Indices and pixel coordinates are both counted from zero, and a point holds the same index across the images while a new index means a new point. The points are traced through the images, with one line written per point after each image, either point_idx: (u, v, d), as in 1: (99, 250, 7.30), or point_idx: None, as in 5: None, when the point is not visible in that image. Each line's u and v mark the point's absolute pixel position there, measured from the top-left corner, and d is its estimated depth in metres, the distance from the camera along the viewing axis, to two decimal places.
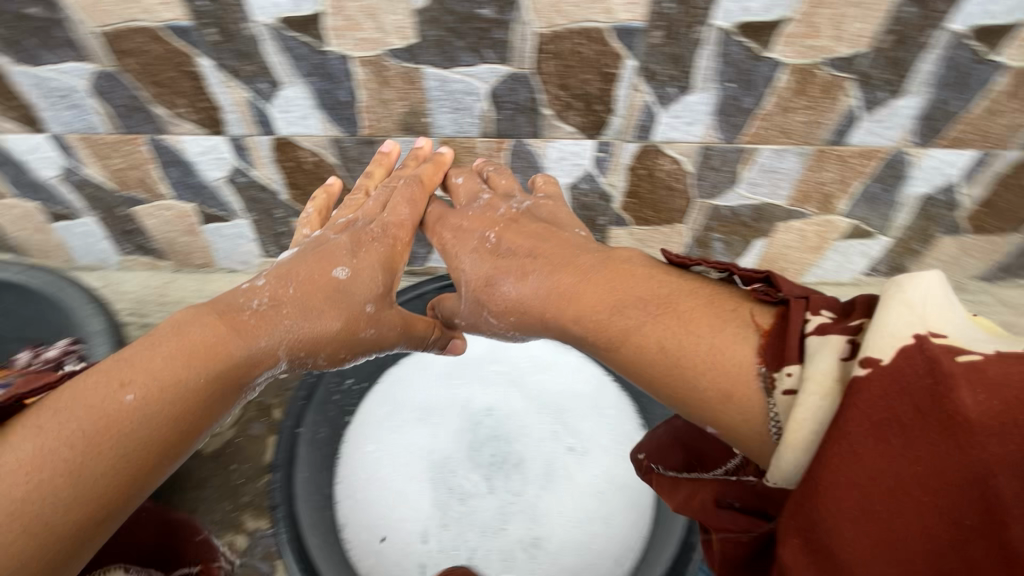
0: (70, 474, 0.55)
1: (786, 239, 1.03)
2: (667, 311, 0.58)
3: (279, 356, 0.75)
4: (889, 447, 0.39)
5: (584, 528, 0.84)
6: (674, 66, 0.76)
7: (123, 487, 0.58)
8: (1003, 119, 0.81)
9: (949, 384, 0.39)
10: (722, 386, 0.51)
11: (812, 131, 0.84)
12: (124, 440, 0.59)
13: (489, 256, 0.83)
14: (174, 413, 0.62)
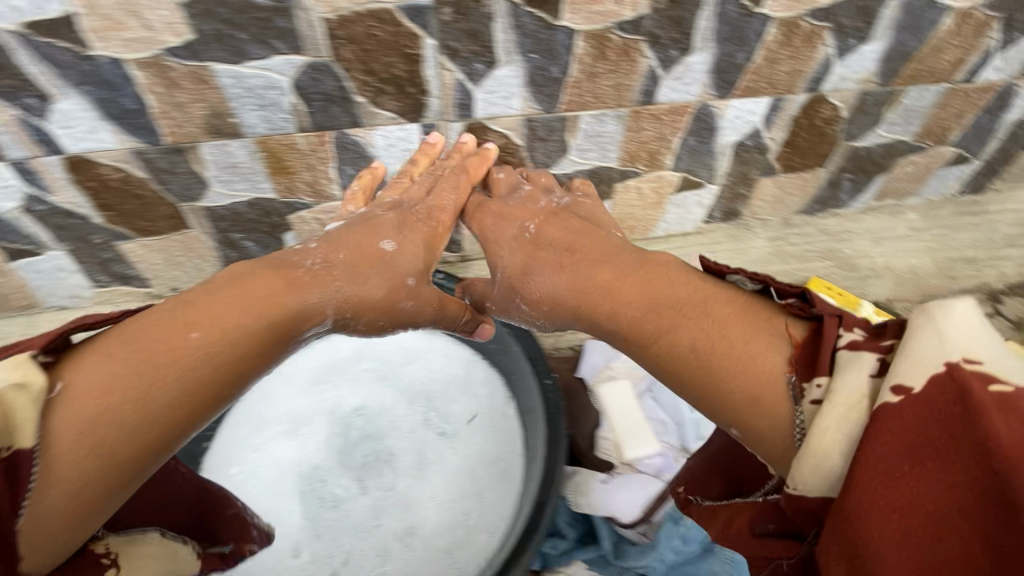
0: (140, 407, 0.51)
1: (628, 199, 1.08)
2: (706, 316, 0.59)
3: (326, 316, 0.70)
4: (925, 470, 0.41)
5: (457, 508, 0.86)
6: (473, 42, 0.77)
7: (173, 428, 0.52)
8: (783, 66, 0.88)
9: (979, 412, 0.41)
10: (744, 389, 0.53)
11: (622, 94, 0.88)
12: (177, 382, 0.53)
13: (526, 246, 0.84)
14: (218, 360, 0.56)
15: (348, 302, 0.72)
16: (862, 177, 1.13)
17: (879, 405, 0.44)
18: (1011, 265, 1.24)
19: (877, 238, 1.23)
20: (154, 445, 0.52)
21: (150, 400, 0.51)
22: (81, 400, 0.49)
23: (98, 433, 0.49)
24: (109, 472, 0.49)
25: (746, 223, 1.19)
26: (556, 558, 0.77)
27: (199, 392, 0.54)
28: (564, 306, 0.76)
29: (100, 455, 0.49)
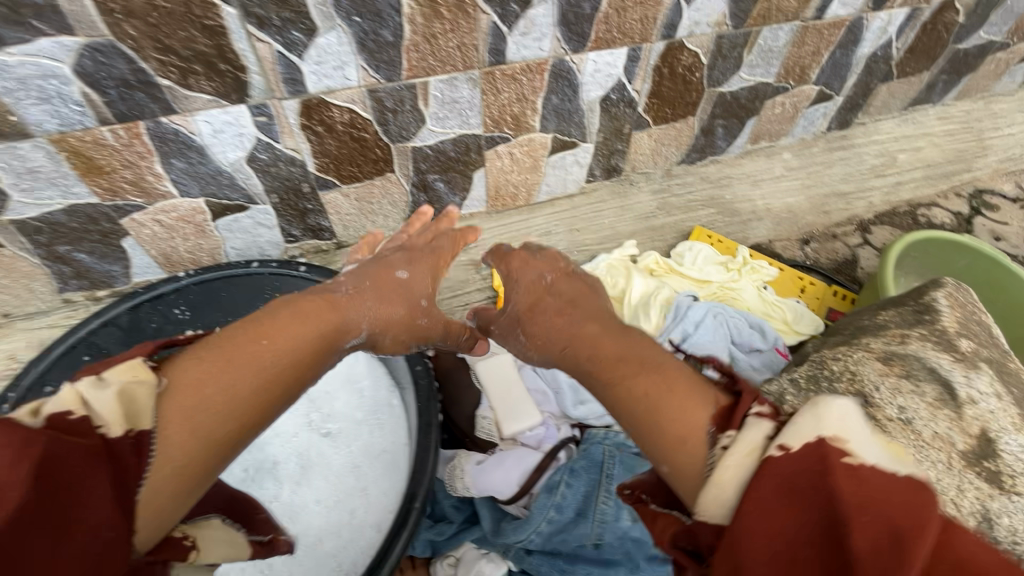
0: (226, 392, 0.48)
1: (502, 166, 1.04)
2: (659, 371, 0.54)
3: (363, 332, 0.66)
4: (789, 512, 0.40)
5: (343, 508, 0.81)
6: (283, 8, 0.69)
7: (250, 412, 0.50)
8: (631, 15, 0.85)
9: (832, 472, 0.39)
10: (670, 433, 0.48)
11: (468, 55, 0.82)
12: (263, 375, 0.51)
13: (538, 291, 0.74)
14: (293, 357, 0.55)
15: (384, 317, 0.69)
16: (733, 122, 1.14)
17: (762, 460, 0.42)
18: (877, 195, 1.31)
19: (755, 181, 1.25)
20: (238, 440, 0.50)
21: (239, 389, 0.49)
22: (187, 386, 0.47)
23: (198, 421, 0.46)
24: (199, 467, 0.47)
25: (630, 177, 1.19)
26: (445, 543, 0.76)
27: (283, 385, 0.53)
28: (551, 340, 0.66)
29: (198, 445, 0.46)
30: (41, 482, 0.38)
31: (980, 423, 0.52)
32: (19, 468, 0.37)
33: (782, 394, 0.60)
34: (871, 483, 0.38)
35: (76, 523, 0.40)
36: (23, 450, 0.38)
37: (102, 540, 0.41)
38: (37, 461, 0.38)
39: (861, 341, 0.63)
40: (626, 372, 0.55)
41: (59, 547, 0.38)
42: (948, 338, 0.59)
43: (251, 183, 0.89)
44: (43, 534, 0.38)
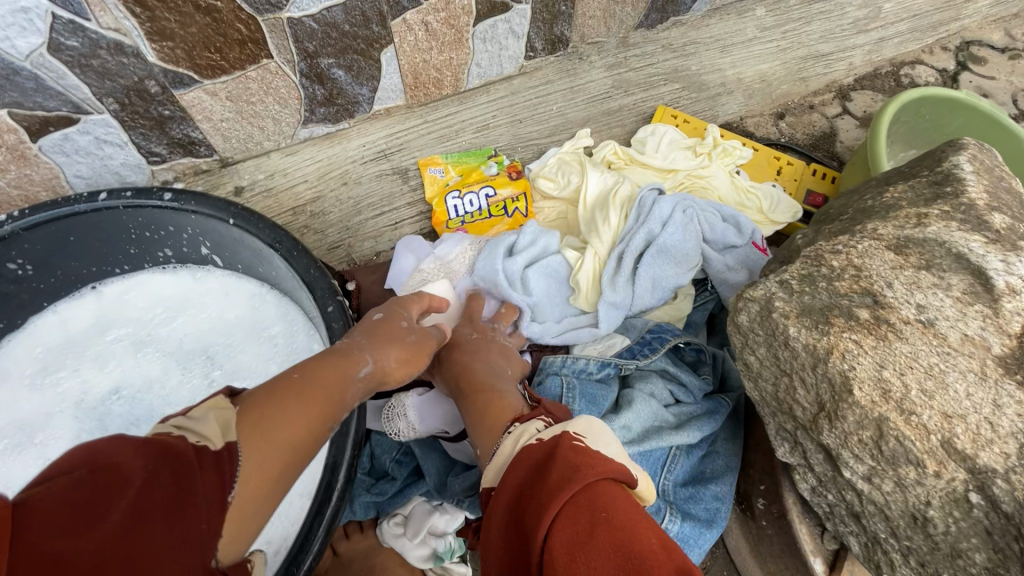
0: (275, 413, 0.46)
1: (415, 43, 0.82)
2: (498, 394, 0.57)
3: (365, 370, 0.54)
4: (521, 474, 0.43)
5: None
6: None
7: (305, 432, 0.47)
8: None
9: (559, 446, 0.43)
10: (486, 424, 0.54)
11: None
12: (318, 405, 0.49)
13: (470, 328, 0.69)
14: (338, 393, 0.51)
15: (389, 372, 0.57)
16: None
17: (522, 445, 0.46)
18: (859, 54, 1.15)
19: (725, 47, 1.06)
20: (302, 464, 0.47)
21: (293, 410, 0.47)
22: (257, 410, 0.45)
23: (271, 436, 0.45)
24: (276, 484, 0.44)
25: (578, 50, 0.97)
26: (389, 502, 0.70)
27: (339, 413, 0.50)
28: (458, 374, 0.63)
29: (273, 462, 0.44)
30: (152, 478, 0.35)
31: (1022, 318, 0.40)
32: (134, 459, 0.35)
33: (771, 300, 0.50)
34: (588, 455, 0.41)
35: (186, 525, 0.36)
36: (138, 446, 0.36)
37: (200, 542, 0.37)
38: (153, 454, 0.36)
39: (865, 226, 0.50)
40: (480, 393, 0.58)
41: (171, 542, 0.35)
42: (977, 214, 0.45)
43: (70, 85, 0.66)
44: (162, 528, 0.35)
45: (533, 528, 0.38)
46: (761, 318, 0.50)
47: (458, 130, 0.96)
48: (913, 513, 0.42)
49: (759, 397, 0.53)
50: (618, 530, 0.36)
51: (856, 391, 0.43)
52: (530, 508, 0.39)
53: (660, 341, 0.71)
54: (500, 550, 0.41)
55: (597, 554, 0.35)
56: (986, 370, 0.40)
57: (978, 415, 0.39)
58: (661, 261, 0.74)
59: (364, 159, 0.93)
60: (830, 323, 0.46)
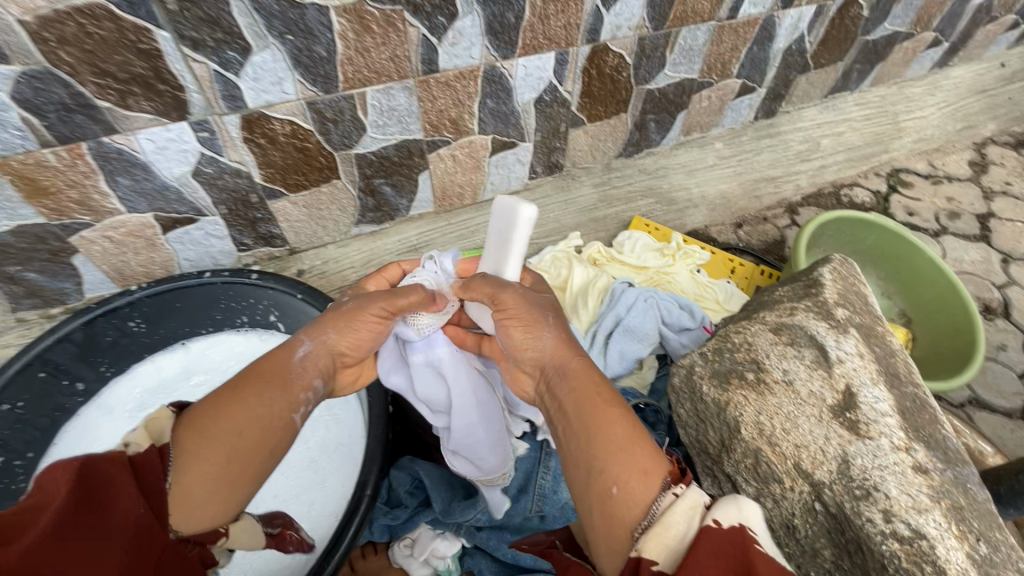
0: (219, 415, 0.57)
1: (445, 168, 1.09)
2: (623, 426, 0.57)
3: (302, 358, 0.65)
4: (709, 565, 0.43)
5: (302, 500, 0.86)
6: (214, 30, 0.72)
7: (247, 423, 0.58)
8: (553, 23, 0.91)
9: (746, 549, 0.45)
10: (634, 467, 0.53)
11: (402, 66, 0.87)
12: (255, 397, 0.59)
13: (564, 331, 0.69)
14: (282, 375, 0.62)
15: (329, 345, 0.67)
16: (664, 117, 1.20)
17: (698, 525, 0.48)
18: (804, 178, 1.44)
19: (691, 170, 1.33)
20: (256, 447, 0.58)
21: (236, 410, 0.57)
22: (194, 419, 0.56)
23: (209, 431, 0.55)
24: (229, 465, 0.55)
25: (570, 173, 1.23)
26: (401, 526, 0.85)
27: (276, 398, 0.60)
28: (579, 391, 0.61)
29: (218, 452, 0.55)
30: (79, 488, 0.44)
31: (846, 379, 0.59)
32: (59, 482, 0.44)
33: (692, 368, 0.69)
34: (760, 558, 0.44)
35: (120, 513, 0.46)
36: (64, 468, 0.44)
37: (135, 522, 0.47)
38: (77, 468, 0.45)
39: (758, 315, 0.70)
40: (607, 422, 0.57)
41: (106, 533, 0.45)
42: (827, 308, 0.66)
43: (198, 196, 0.92)
44: (91, 523, 0.44)
45: None
46: (687, 379, 0.69)
47: (474, 230, 1.25)
48: (786, 524, 0.57)
49: (688, 441, 0.70)
50: None
51: (743, 430, 0.60)
52: None
53: (623, 401, 0.90)
54: None
55: None
56: (823, 415, 0.57)
57: (816, 444, 0.56)
58: (627, 339, 0.94)
59: (400, 252, 1.19)
60: (729, 382, 0.64)
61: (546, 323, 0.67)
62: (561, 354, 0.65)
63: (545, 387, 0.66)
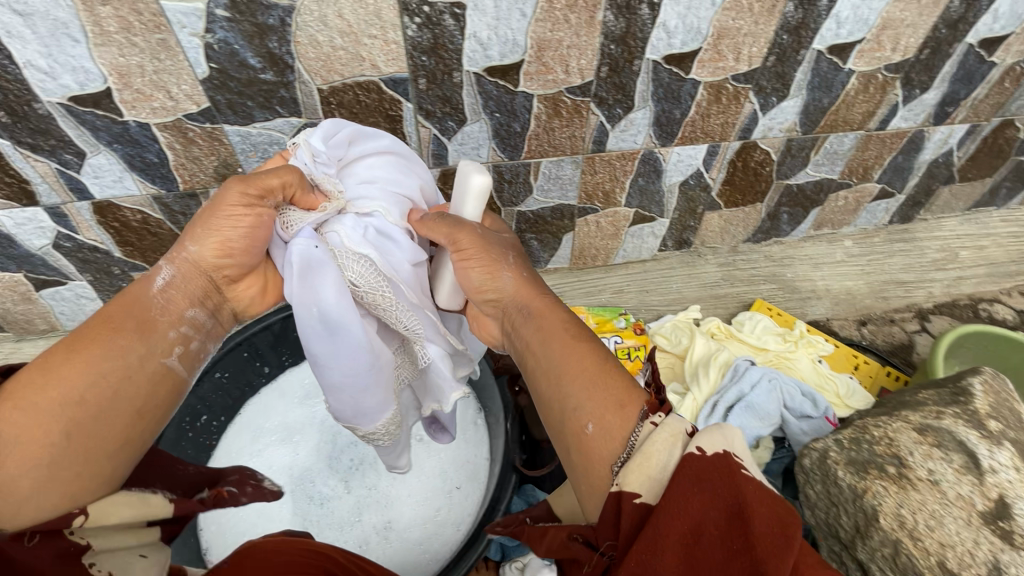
0: (48, 387, 0.52)
1: (588, 231, 1.22)
2: (598, 369, 0.62)
3: (161, 305, 0.61)
4: (693, 504, 0.47)
5: (430, 504, 0.96)
6: (445, 105, 0.91)
7: (91, 382, 0.53)
8: (713, 120, 1.03)
9: (736, 481, 0.47)
10: (606, 404, 0.59)
11: (576, 143, 1.02)
12: (100, 358, 0.55)
13: (521, 273, 0.73)
14: (141, 316, 0.59)
15: (194, 279, 0.63)
16: (798, 210, 1.28)
17: (681, 454, 0.52)
18: (938, 286, 1.36)
19: (817, 263, 1.36)
20: (104, 406, 0.54)
21: (75, 375, 0.53)
22: (12, 391, 0.51)
23: (40, 407, 0.51)
24: (69, 435, 0.51)
25: (697, 250, 1.33)
26: (513, 548, 0.94)
27: (127, 355, 0.56)
28: (543, 333, 0.67)
29: (54, 426, 0.51)
30: None
31: (998, 488, 0.63)
32: None
33: (826, 451, 0.73)
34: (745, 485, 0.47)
35: None
36: None
37: None
38: None
39: (901, 413, 0.74)
40: (574, 366, 0.62)
41: None
42: (978, 418, 0.70)
43: None
44: None
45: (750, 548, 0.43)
46: (819, 462, 0.73)
47: (601, 289, 1.31)
48: None
49: (814, 522, 0.73)
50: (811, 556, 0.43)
51: (881, 519, 0.63)
52: (734, 538, 0.45)
53: None
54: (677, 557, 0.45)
55: None
56: (972, 519, 0.60)
57: (964, 547, 0.58)
58: (746, 415, 0.97)
59: None
60: (867, 471, 0.68)
61: (505, 263, 0.72)
62: (522, 291, 0.71)
63: (509, 325, 0.71)
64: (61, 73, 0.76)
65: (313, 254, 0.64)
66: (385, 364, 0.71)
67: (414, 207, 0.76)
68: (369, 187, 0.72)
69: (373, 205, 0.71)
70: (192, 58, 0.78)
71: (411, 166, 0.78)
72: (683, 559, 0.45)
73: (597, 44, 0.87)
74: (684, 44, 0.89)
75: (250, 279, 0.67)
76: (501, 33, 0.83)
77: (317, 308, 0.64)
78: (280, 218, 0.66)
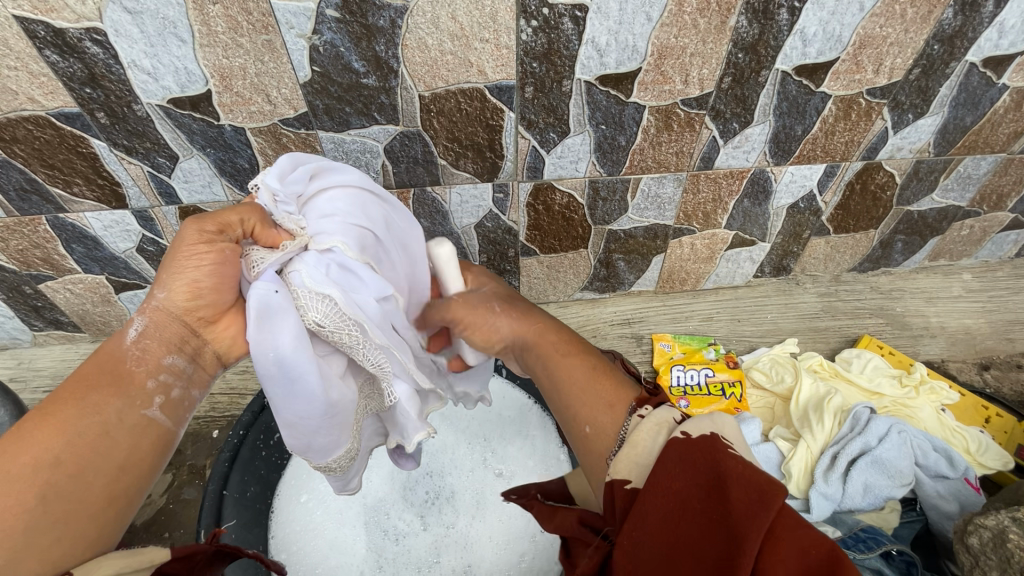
0: (17, 453, 0.47)
1: (681, 254, 1.13)
2: (591, 384, 0.57)
3: (135, 355, 0.54)
4: (672, 481, 0.43)
5: (512, 550, 0.89)
6: (550, 115, 0.84)
7: (62, 444, 0.48)
8: (838, 139, 0.93)
9: (719, 455, 0.43)
10: (594, 403, 0.56)
11: (683, 160, 0.94)
12: (70, 417, 0.49)
13: (508, 308, 0.68)
14: (115, 368, 0.53)
15: (171, 325, 0.55)
16: (914, 239, 1.16)
17: (665, 437, 0.48)
18: None
19: (931, 298, 1.23)
20: (78, 464, 0.48)
21: (42, 436, 0.48)
22: None
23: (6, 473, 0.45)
24: (41, 499, 0.46)
25: (796, 278, 1.22)
26: None
27: (101, 411, 0.50)
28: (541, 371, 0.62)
29: (25, 490, 0.46)
30: None
31: None
32: None
33: (1004, 531, 0.65)
34: (730, 458, 0.43)
35: None
36: None
37: None
38: None
39: None
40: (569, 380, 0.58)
41: None
42: None
43: (471, 244, 1.06)
44: None
45: (729, 512, 0.39)
46: (995, 544, 0.66)
47: (689, 316, 1.21)
48: None
49: None
50: (799, 531, 0.37)
51: None
52: (715, 509, 0.40)
53: (875, 542, 0.79)
54: (658, 535, 0.41)
55: (788, 557, 0.35)
56: None
57: None
58: (874, 470, 0.87)
59: (613, 322, 1.21)
60: None
61: (493, 308, 0.67)
62: (519, 326, 0.66)
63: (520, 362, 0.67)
64: (163, 74, 0.73)
65: (271, 300, 0.53)
66: (347, 405, 0.62)
67: (381, 240, 0.63)
68: (328, 220, 0.59)
69: (331, 239, 0.57)
70: (296, 61, 0.74)
71: (378, 202, 0.65)
72: (665, 536, 0.41)
73: (723, 53, 0.79)
74: (821, 53, 0.80)
75: (229, 317, 0.58)
76: (621, 39, 0.76)
77: (273, 353, 0.53)
78: (244, 259, 0.55)
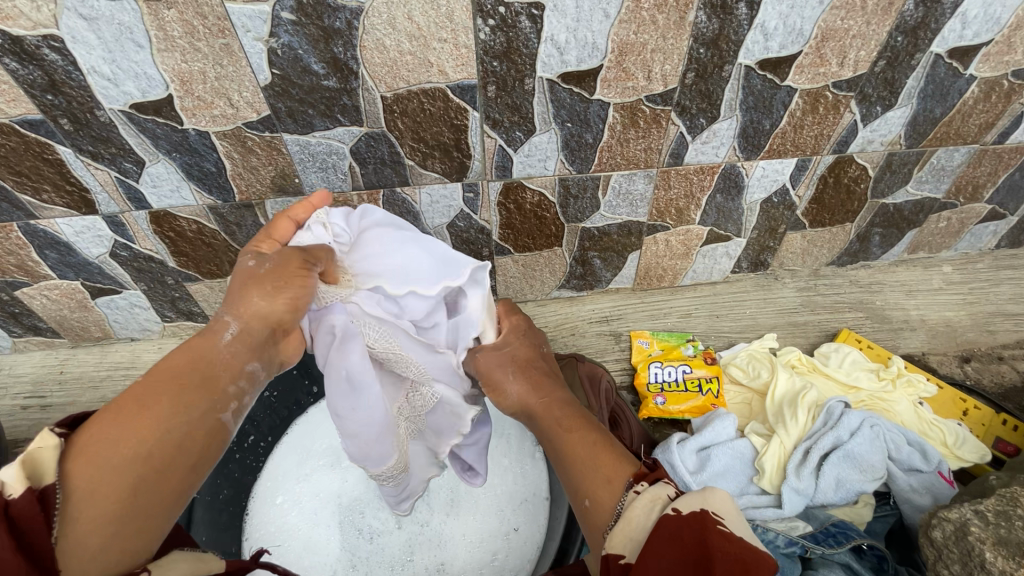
0: (121, 442, 0.50)
1: (656, 251, 1.13)
2: (596, 457, 0.60)
3: (226, 357, 0.58)
4: (660, 556, 0.47)
5: (486, 548, 0.89)
6: (514, 114, 0.84)
7: (163, 437, 0.52)
8: (807, 133, 0.93)
9: (706, 531, 0.47)
10: (594, 477, 0.59)
11: (651, 156, 0.94)
12: (168, 411, 0.52)
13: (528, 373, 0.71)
14: (205, 369, 0.56)
15: (259, 336, 0.61)
16: (892, 232, 1.15)
17: (658, 512, 0.51)
18: None
19: (910, 290, 1.22)
20: (172, 460, 0.52)
21: (145, 428, 0.51)
22: (88, 439, 0.49)
23: (108, 461, 0.49)
24: (135, 491, 0.49)
25: (774, 273, 1.22)
26: None
27: (197, 411, 0.54)
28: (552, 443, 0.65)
29: (123, 481, 0.49)
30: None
31: None
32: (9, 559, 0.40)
33: (966, 524, 0.65)
34: (717, 535, 0.46)
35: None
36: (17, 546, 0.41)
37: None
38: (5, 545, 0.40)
39: None
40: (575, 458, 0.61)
41: None
42: None
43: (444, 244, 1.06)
44: None
45: None
46: (957, 537, 0.65)
47: (668, 312, 1.21)
48: None
49: None
50: None
51: None
52: None
53: (845, 537, 0.79)
54: None
55: None
56: None
57: None
58: (846, 465, 0.87)
59: (591, 320, 1.20)
60: None
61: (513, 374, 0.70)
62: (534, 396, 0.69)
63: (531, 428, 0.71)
64: (123, 79, 0.73)
65: (347, 329, 0.68)
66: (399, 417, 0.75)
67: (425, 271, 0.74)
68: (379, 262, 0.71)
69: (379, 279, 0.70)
70: (255, 63, 0.74)
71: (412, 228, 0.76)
72: None
73: (685, 48, 0.78)
74: (782, 47, 0.80)
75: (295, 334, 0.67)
76: (580, 37, 0.76)
77: (345, 370, 0.68)
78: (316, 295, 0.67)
